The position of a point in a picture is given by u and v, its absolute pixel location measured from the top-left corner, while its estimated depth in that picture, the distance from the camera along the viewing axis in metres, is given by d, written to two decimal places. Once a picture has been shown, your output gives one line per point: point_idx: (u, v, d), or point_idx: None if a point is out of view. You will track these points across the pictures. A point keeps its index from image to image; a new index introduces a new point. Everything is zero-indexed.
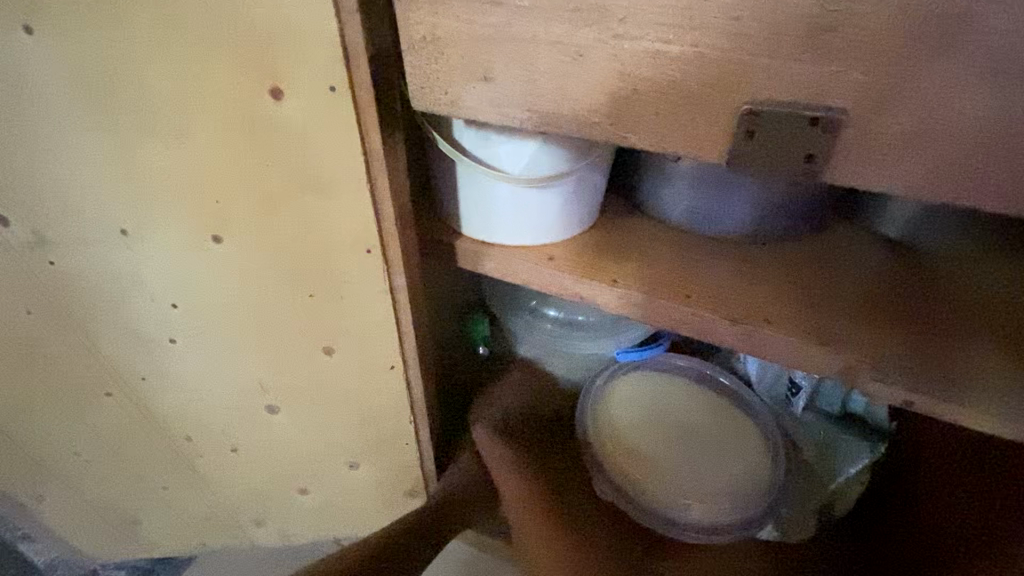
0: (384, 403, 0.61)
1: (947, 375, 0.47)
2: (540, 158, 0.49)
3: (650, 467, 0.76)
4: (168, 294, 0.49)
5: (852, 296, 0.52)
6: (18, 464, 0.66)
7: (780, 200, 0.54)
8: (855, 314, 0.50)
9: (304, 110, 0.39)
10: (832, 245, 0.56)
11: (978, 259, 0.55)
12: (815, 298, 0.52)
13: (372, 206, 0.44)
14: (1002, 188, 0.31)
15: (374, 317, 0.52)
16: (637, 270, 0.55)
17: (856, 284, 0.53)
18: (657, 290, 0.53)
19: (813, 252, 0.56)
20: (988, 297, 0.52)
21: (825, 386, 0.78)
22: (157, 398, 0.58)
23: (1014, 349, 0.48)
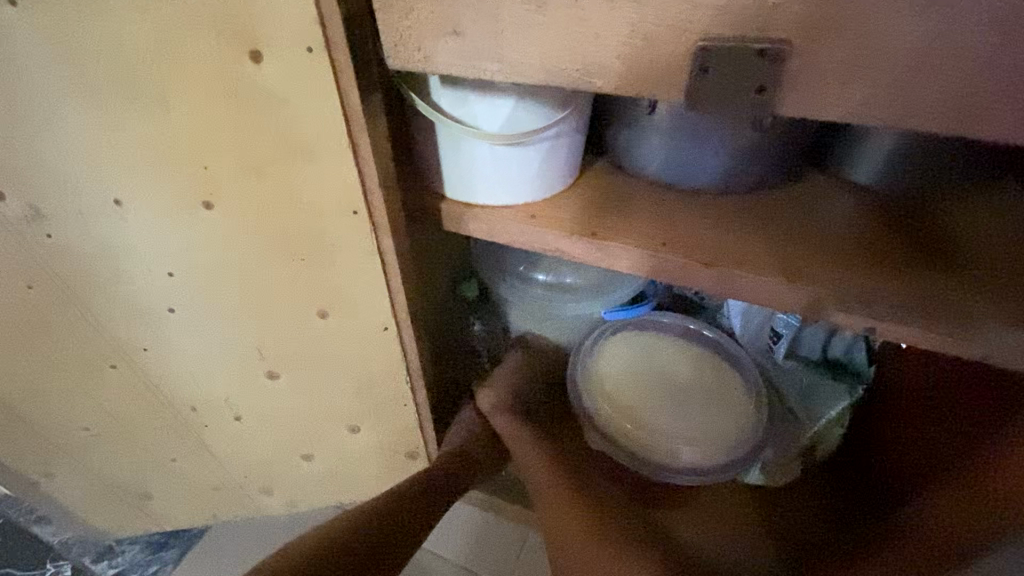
0: (380, 365, 0.64)
1: (907, 301, 0.49)
2: (516, 115, 0.51)
3: (640, 418, 0.80)
4: (164, 263, 0.51)
5: (821, 237, 0.54)
6: (29, 442, 0.69)
7: (751, 149, 0.55)
8: (823, 252, 0.53)
9: (284, 73, 0.40)
10: (802, 192, 0.59)
11: (942, 198, 0.57)
12: (785, 241, 0.54)
13: (356, 167, 0.45)
14: (939, 112, 0.33)
15: (365, 279, 0.54)
16: (615, 222, 0.57)
17: (825, 226, 0.55)
18: (637, 240, 0.55)
19: (783, 199, 0.58)
20: (950, 233, 0.54)
21: (805, 334, 0.80)
22: (160, 369, 0.60)
23: (973, 277, 0.51)
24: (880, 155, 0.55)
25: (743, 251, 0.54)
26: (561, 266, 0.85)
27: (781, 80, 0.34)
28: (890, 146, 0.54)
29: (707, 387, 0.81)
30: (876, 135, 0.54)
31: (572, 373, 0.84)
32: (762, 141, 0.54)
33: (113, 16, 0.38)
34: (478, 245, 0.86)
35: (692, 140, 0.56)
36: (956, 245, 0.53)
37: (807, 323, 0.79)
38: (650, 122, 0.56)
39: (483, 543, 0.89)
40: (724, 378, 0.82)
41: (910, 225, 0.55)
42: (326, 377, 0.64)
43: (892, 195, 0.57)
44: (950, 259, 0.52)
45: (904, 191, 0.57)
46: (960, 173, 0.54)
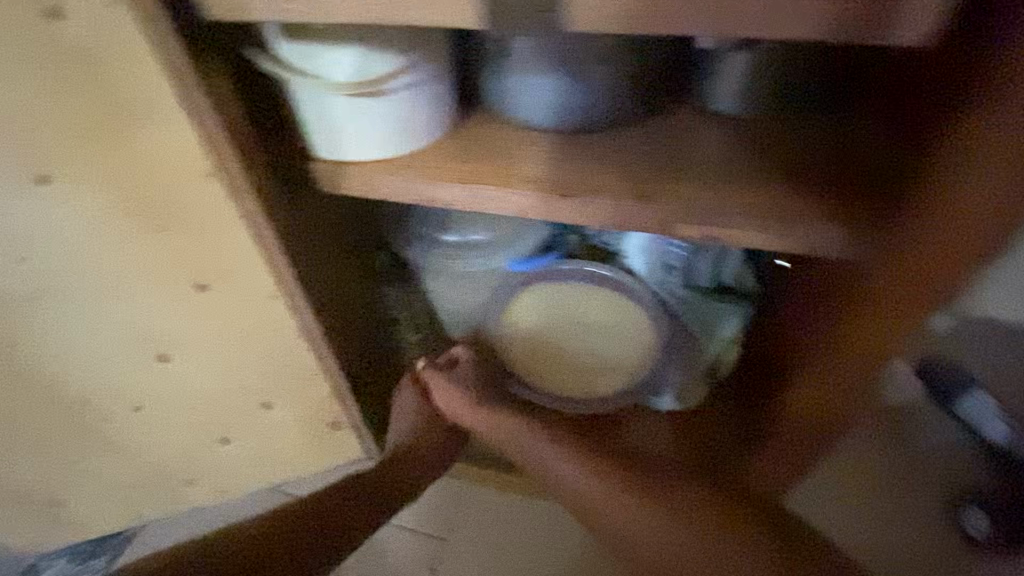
0: (278, 336, 0.64)
1: (749, 209, 0.54)
2: (365, 62, 0.50)
3: (557, 361, 0.89)
4: (12, 247, 0.49)
5: (677, 162, 0.58)
6: None
7: (607, 80, 0.57)
8: (675, 174, 0.57)
9: (92, 27, 0.39)
10: (663, 122, 0.62)
11: (798, 116, 0.59)
12: (640, 164, 0.58)
13: (196, 127, 0.45)
14: (704, 13, 0.37)
15: (238, 245, 0.53)
16: (486, 165, 0.59)
17: (679, 150, 0.59)
18: (503, 179, 0.58)
19: (644, 131, 0.61)
20: (797, 148, 0.57)
21: (698, 263, 0.84)
22: (37, 364, 0.58)
23: (808, 187, 0.54)
24: (735, 74, 0.57)
25: (595, 179, 0.57)
26: (467, 224, 0.85)
27: None
28: (744, 62, 0.55)
29: (615, 326, 0.87)
30: (725, 53, 0.55)
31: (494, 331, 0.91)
32: (608, 68, 0.57)
33: None
34: (384, 211, 0.86)
35: (551, 69, 0.56)
36: (807, 155, 0.57)
37: (699, 253, 0.83)
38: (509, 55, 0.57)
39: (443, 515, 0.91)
40: (631, 315, 0.87)
41: (768, 143, 0.58)
42: (225, 355, 0.64)
43: (754, 113, 0.60)
44: (796, 173, 0.55)
45: (766, 106, 0.59)
46: (808, 92, 0.57)
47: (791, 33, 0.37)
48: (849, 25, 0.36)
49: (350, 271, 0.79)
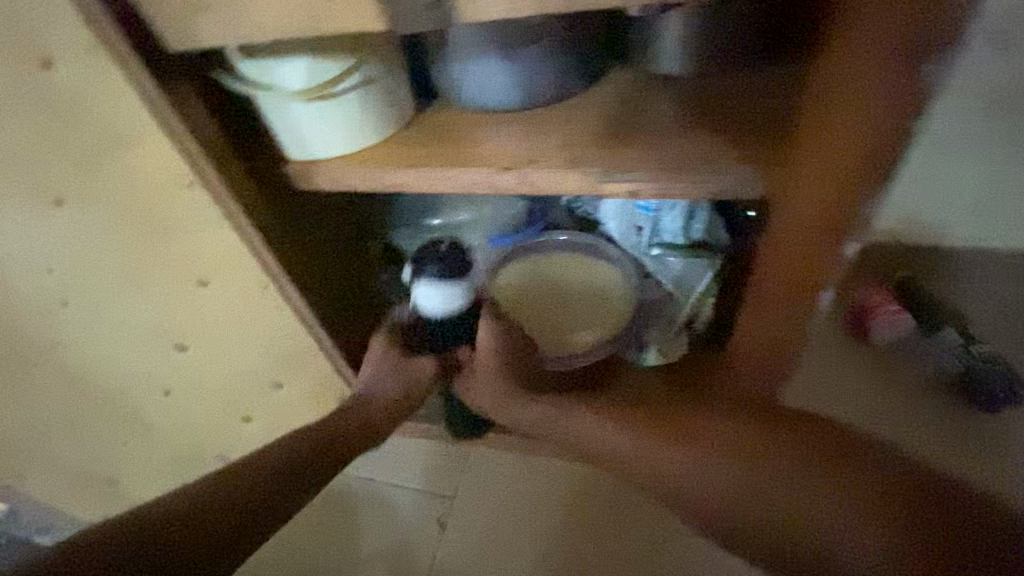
0: (278, 325, 0.73)
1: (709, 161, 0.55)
2: (317, 71, 0.57)
3: (545, 335, 0.88)
4: (45, 261, 0.58)
5: (638, 127, 0.61)
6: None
7: (561, 56, 0.64)
8: (622, 137, 0.60)
9: (78, 71, 0.48)
10: (608, 91, 0.67)
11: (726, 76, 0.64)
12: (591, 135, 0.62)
13: (172, 142, 0.53)
14: None
15: (230, 250, 0.63)
16: (451, 151, 0.64)
17: (629, 112, 0.64)
18: (492, 165, 0.62)
19: (593, 100, 0.66)
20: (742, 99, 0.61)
21: (665, 220, 0.89)
22: (76, 359, 0.68)
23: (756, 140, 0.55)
24: (665, 38, 0.62)
25: (540, 150, 0.62)
26: (449, 204, 0.93)
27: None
28: (668, 30, 0.62)
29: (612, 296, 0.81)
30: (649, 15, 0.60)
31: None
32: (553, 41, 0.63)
33: None
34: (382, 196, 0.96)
35: (512, 52, 0.62)
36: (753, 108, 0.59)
37: (665, 210, 0.88)
38: (467, 49, 0.63)
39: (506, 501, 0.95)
40: None
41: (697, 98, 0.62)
42: (228, 335, 0.72)
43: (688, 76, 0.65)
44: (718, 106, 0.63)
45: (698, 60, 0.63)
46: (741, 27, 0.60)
47: None
48: None
49: (334, 243, 0.83)
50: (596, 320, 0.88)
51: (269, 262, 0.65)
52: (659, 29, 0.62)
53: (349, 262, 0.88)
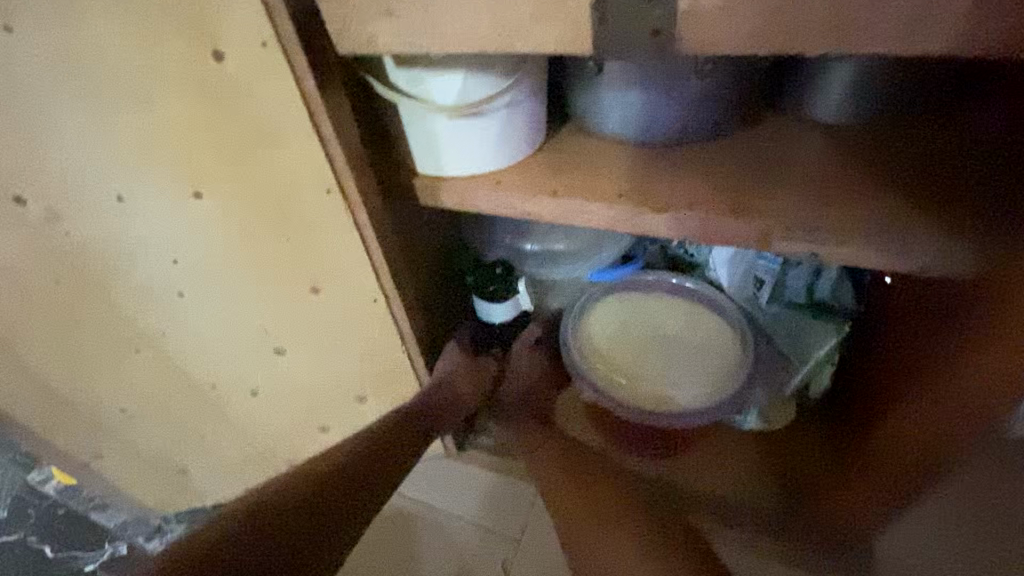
0: (378, 338, 0.69)
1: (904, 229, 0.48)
2: (469, 87, 0.54)
3: (643, 383, 0.82)
4: (169, 251, 0.57)
5: (810, 179, 0.54)
6: (68, 420, 0.75)
7: (718, 93, 0.57)
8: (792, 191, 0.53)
9: (243, 67, 0.45)
10: (766, 133, 0.60)
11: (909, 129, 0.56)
12: (753, 181, 0.55)
13: (321, 147, 0.50)
14: (888, 27, 0.32)
15: (350, 257, 0.59)
16: (591, 181, 0.59)
17: (798, 161, 0.56)
18: (638, 202, 0.56)
19: (749, 140, 0.59)
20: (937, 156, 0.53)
21: (789, 275, 0.82)
22: (176, 350, 0.67)
23: (959, 211, 0.48)
24: (841, 86, 0.54)
25: (694, 193, 0.56)
26: (550, 231, 0.87)
27: (672, 23, 0.35)
28: (851, 77, 0.53)
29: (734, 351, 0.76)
30: (832, 63, 0.53)
31: (570, 347, 0.85)
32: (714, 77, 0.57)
33: (103, 36, 0.44)
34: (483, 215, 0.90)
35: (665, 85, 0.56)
36: (944, 176, 0.51)
37: (790, 265, 0.81)
38: (612, 78, 0.57)
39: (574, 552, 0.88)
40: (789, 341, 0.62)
41: (875, 156, 0.55)
42: (327, 343, 0.69)
43: (859, 130, 0.57)
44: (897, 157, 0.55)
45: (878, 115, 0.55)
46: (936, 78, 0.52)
47: (919, 43, 0.32)
48: (1005, 33, 0.30)
49: (436, 259, 0.79)
50: (700, 375, 0.82)
51: (386, 275, 0.62)
52: (836, 76, 0.54)
53: (445, 281, 0.83)
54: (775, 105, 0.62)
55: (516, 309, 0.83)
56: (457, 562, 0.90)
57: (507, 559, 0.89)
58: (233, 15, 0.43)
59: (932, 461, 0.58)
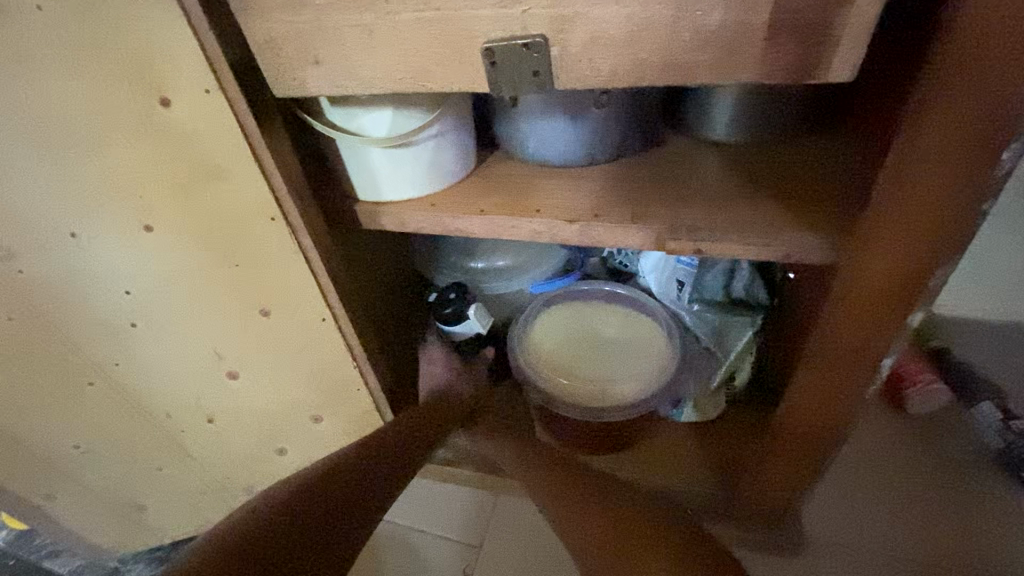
0: (329, 356, 0.73)
1: (771, 225, 0.57)
2: (397, 121, 0.60)
3: (584, 383, 0.88)
4: (121, 283, 0.61)
5: (699, 189, 0.63)
6: (16, 459, 0.75)
7: (621, 122, 0.66)
8: (687, 202, 0.62)
9: (187, 110, 0.51)
10: (666, 152, 0.68)
11: (789, 144, 0.65)
12: (653, 192, 0.64)
13: (265, 179, 0.56)
14: (709, 63, 0.41)
15: (296, 277, 0.64)
16: (514, 200, 0.67)
17: (691, 175, 0.65)
18: (554, 215, 0.64)
19: (653, 159, 0.68)
20: (805, 167, 0.62)
21: (707, 278, 0.91)
22: (130, 380, 0.70)
23: (816, 212, 0.57)
24: (728, 111, 0.64)
25: (605, 206, 0.64)
26: (492, 250, 0.94)
27: (550, 63, 0.43)
28: (731, 104, 0.63)
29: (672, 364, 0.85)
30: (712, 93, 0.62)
31: (518, 354, 0.91)
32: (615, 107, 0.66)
33: (58, 88, 0.49)
34: (428, 240, 0.96)
35: (573, 113, 0.64)
36: (809, 180, 0.61)
37: (707, 269, 0.90)
38: (528, 110, 0.65)
39: (534, 553, 0.92)
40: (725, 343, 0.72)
41: (754, 167, 0.64)
42: (281, 365, 0.73)
43: (742, 146, 0.66)
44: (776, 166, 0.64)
45: (754, 134, 0.65)
46: (804, 103, 0.62)
47: (736, 73, 0.41)
48: (795, 67, 0.40)
49: (383, 281, 0.84)
50: (638, 371, 0.89)
51: (332, 293, 0.66)
52: (719, 102, 0.64)
53: (393, 302, 0.88)
54: (671, 129, 0.71)
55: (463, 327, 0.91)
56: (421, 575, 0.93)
57: (469, 565, 0.92)
58: (178, 67, 0.49)
59: (829, 425, 0.66)
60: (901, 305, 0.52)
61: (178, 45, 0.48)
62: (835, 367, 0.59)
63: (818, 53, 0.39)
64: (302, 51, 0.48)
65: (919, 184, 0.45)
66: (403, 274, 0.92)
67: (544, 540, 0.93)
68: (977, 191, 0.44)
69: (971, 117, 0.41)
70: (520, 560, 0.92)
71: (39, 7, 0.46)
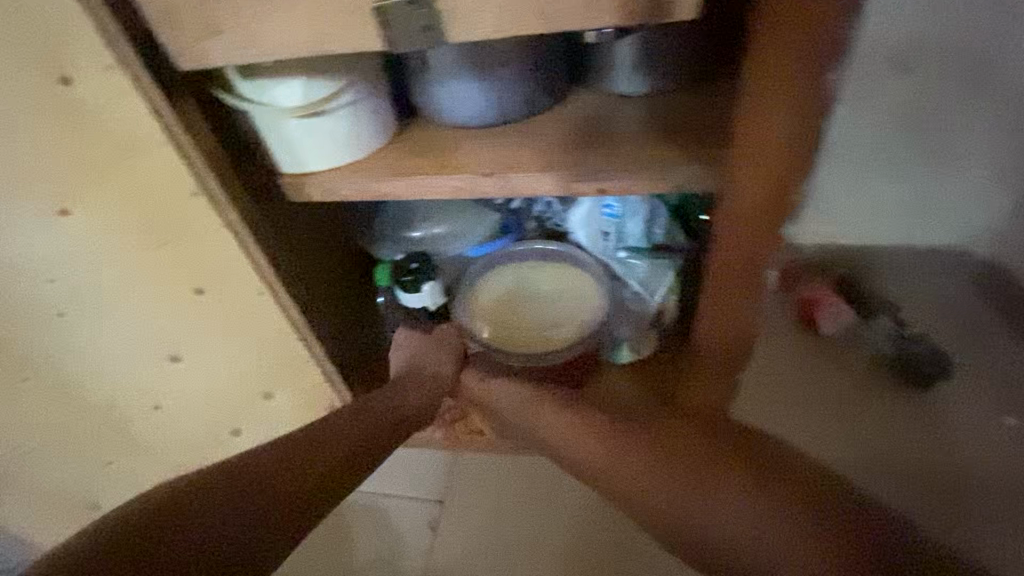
0: (270, 330, 0.75)
1: (663, 160, 0.63)
2: (309, 90, 0.62)
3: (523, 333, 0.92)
4: (44, 270, 0.61)
5: (603, 135, 0.68)
6: None
7: (531, 76, 0.70)
8: (594, 148, 0.67)
9: (89, 88, 0.51)
10: (574, 105, 0.73)
11: (684, 89, 0.71)
12: (561, 142, 0.69)
13: (181, 155, 0.57)
14: (577, 10, 0.45)
15: (226, 252, 0.65)
16: (435, 160, 0.70)
17: (597, 124, 0.70)
18: (473, 171, 0.68)
19: (561, 112, 0.73)
20: (697, 109, 0.68)
21: (630, 227, 0.97)
22: (67, 372, 0.69)
23: (703, 145, 0.64)
24: (628, 59, 0.69)
25: (518, 159, 0.68)
26: (427, 217, 0.97)
27: (437, 20, 0.47)
28: (628, 52, 0.68)
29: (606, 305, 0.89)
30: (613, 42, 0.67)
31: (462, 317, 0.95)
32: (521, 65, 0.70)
33: None
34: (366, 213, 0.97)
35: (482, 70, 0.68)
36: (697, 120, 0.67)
37: (629, 218, 0.96)
38: (439, 71, 0.68)
39: (494, 500, 0.98)
40: None
41: (651, 112, 0.70)
42: (222, 344, 0.74)
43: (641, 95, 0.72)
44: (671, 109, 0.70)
45: (650, 82, 0.70)
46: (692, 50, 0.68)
47: (602, 18, 0.46)
48: (649, 9, 0.45)
49: (322, 255, 0.85)
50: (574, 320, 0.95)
51: (264, 266, 0.68)
52: (620, 50, 0.69)
53: (336, 277, 0.90)
54: (577, 84, 0.76)
55: (418, 301, 0.91)
56: (389, 536, 0.97)
57: (435, 519, 0.97)
58: (74, 44, 0.49)
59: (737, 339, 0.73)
60: (773, 222, 0.58)
61: (70, 22, 0.48)
62: (733, 285, 0.66)
63: None
64: (200, 21, 0.49)
65: (770, 109, 0.51)
66: (343, 248, 0.94)
67: (504, 488, 0.99)
68: (817, 113, 0.50)
69: (802, 44, 0.47)
70: (483, 509, 0.97)
71: None
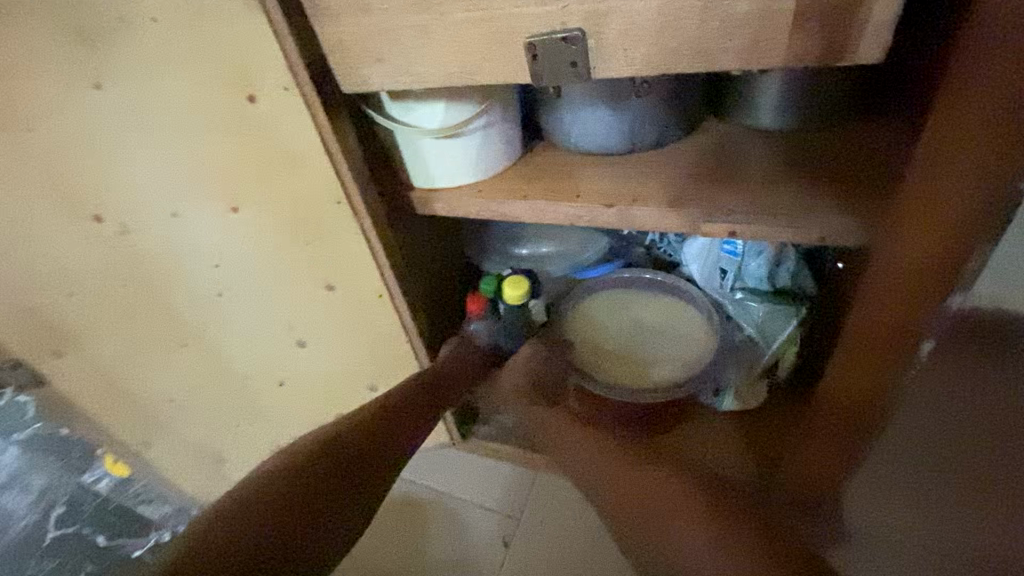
0: (384, 329, 0.80)
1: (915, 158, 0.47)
2: (448, 112, 0.66)
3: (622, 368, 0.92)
4: (213, 256, 0.70)
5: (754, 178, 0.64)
6: (122, 403, 0.87)
7: (671, 106, 0.67)
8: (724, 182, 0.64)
9: (271, 107, 0.58)
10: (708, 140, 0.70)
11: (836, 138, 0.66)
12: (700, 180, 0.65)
13: (329, 160, 0.62)
14: (743, 53, 0.44)
15: (352, 250, 0.70)
16: (568, 186, 0.70)
17: (757, 167, 0.65)
18: (601, 199, 0.67)
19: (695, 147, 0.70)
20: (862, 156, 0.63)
21: (751, 266, 0.88)
22: (217, 341, 0.80)
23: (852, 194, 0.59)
24: (776, 90, 0.64)
25: (643, 191, 0.66)
26: (544, 233, 0.97)
27: (586, 55, 0.48)
28: (785, 80, 0.63)
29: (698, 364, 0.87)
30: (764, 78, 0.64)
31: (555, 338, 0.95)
32: (661, 96, 0.67)
33: (90, 85, 0.58)
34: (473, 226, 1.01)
35: (616, 102, 0.67)
36: (842, 163, 0.63)
37: (752, 258, 0.87)
38: (578, 103, 0.68)
39: (567, 543, 0.94)
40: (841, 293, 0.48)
41: (801, 160, 0.64)
42: (340, 333, 0.80)
43: (788, 132, 0.67)
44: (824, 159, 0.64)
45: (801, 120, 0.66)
46: (836, 93, 0.64)
47: (765, 58, 0.44)
48: (821, 52, 0.43)
49: (431, 266, 0.87)
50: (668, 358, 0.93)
51: (384, 265, 0.72)
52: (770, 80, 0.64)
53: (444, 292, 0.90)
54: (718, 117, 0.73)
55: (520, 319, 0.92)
56: (464, 550, 0.96)
57: (508, 535, 0.96)
58: (251, 53, 0.55)
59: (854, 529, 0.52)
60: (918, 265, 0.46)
61: (252, 23, 0.53)
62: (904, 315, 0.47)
63: (843, 37, 0.42)
64: (368, 34, 0.53)
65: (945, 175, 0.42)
66: (451, 259, 0.96)
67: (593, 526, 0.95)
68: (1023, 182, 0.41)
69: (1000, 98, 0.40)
70: (574, 540, 0.94)
71: (155, 18, 0.53)
